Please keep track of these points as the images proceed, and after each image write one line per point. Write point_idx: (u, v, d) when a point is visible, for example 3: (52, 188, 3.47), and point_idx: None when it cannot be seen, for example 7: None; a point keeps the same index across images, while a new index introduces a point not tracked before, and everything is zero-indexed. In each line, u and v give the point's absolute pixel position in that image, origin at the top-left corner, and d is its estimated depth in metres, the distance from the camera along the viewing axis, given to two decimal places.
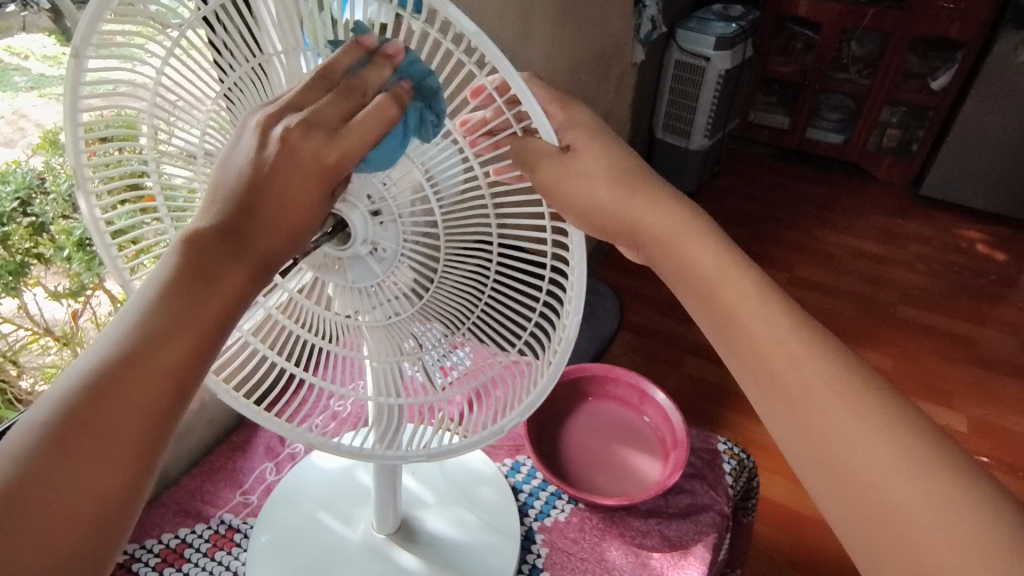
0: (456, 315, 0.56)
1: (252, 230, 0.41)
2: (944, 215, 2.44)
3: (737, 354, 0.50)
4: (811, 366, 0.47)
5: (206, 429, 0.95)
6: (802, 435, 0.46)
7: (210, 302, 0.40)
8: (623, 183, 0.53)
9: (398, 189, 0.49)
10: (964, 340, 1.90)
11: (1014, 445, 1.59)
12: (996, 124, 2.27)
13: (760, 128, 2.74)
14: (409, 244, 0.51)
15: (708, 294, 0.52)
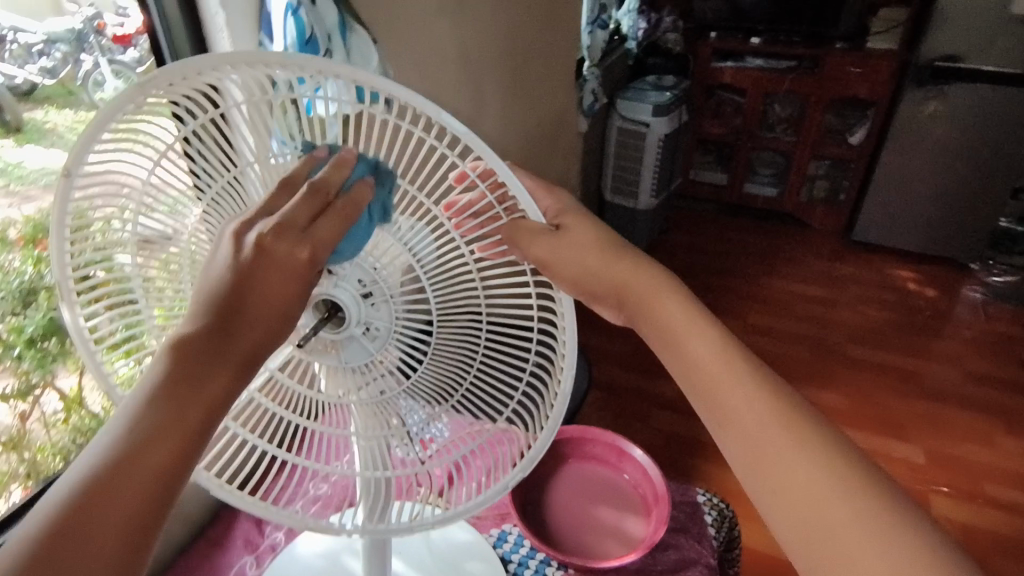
0: (445, 389, 0.58)
1: (241, 332, 0.42)
2: (877, 258, 2.61)
3: (704, 398, 0.54)
4: (771, 408, 0.51)
5: (179, 523, 0.92)
6: (766, 474, 0.49)
7: (204, 402, 0.40)
8: (609, 249, 0.58)
9: (388, 272, 0.52)
10: (911, 374, 2.00)
11: (969, 475, 1.66)
12: (911, 172, 2.48)
13: (701, 185, 2.91)
14: (400, 321, 0.54)
15: (676, 342, 0.56)
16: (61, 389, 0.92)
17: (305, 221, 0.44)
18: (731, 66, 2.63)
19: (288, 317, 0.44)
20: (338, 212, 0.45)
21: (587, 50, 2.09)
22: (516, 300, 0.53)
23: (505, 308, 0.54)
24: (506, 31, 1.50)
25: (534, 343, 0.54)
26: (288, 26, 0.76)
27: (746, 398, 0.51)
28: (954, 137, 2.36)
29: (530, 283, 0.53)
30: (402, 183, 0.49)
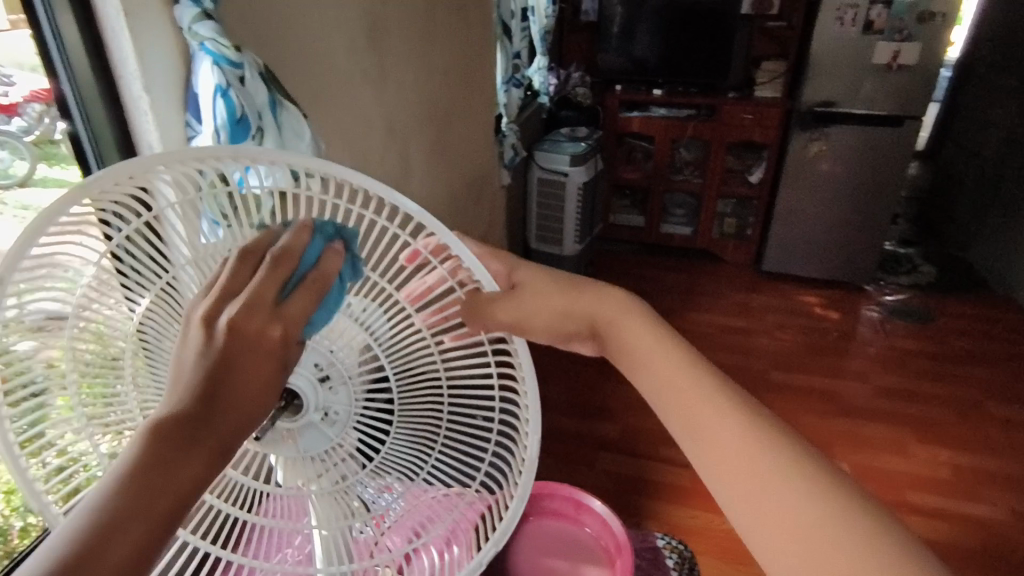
0: (409, 467, 0.57)
1: (220, 416, 0.39)
2: (786, 285, 2.80)
3: (662, 395, 0.53)
4: (723, 401, 0.50)
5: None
6: (721, 461, 0.47)
7: (177, 482, 0.37)
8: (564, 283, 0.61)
9: (345, 356, 0.53)
10: (828, 393, 2.13)
11: (891, 484, 1.77)
12: (807, 206, 2.70)
13: (621, 228, 3.04)
14: (359, 406, 0.55)
15: (632, 349, 0.57)
16: None
17: (273, 298, 0.42)
18: (637, 116, 2.80)
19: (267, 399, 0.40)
20: (308, 287, 0.44)
21: (505, 106, 2.17)
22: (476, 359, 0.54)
23: (466, 372, 0.55)
24: (428, 94, 1.54)
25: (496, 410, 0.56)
26: (217, 107, 0.74)
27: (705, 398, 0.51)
28: (839, 172, 2.61)
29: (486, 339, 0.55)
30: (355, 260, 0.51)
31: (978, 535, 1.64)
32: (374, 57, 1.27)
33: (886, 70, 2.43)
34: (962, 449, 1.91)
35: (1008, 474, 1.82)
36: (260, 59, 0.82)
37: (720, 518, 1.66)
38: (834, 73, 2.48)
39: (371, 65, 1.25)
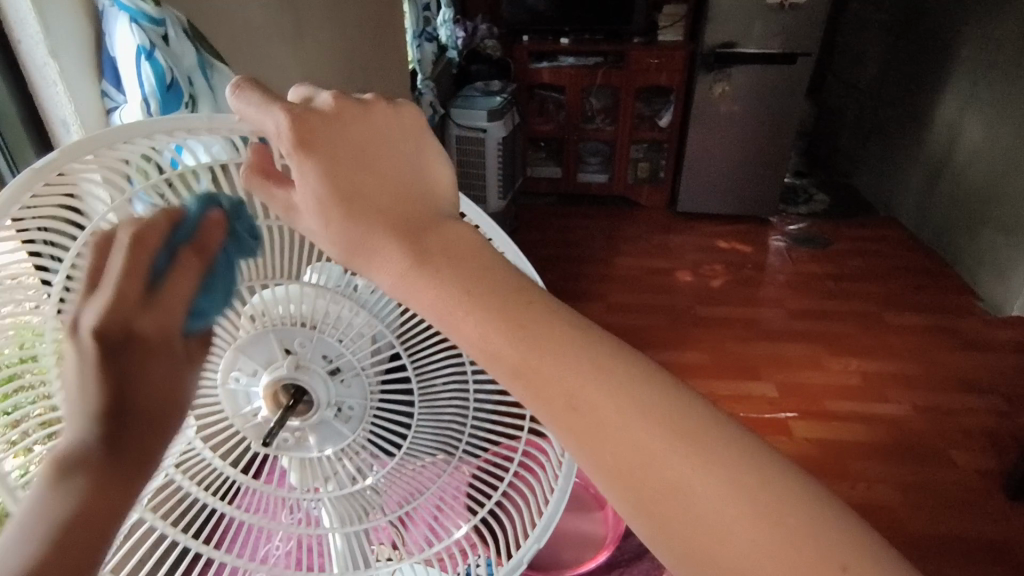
0: (445, 450, 0.58)
1: (132, 428, 0.40)
2: (700, 223, 2.93)
3: (510, 364, 0.37)
4: (591, 364, 0.36)
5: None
6: (606, 445, 0.35)
7: (114, 490, 0.39)
8: (358, 191, 0.40)
9: (356, 352, 0.54)
10: (749, 321, 2.28)
11: (813, 398, 1.92)
12: (714, 147, 2.82)
13: (540, 181, 3.06)
14: (373, 394, 0.56)
15: (456, 293, 0.38)
16: None
17: (144, 288, 0.41)
18: (547, 66, 2.79)
19: (179, 407, 0.43)
20: (193, 252, 0.43)
21: (418, 63, 2.10)
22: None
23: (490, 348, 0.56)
24: (343, 51, 1.43)
25: None
26: (143, 73, 0.65)
27: (563, 346, 0.36)
28: (739, 112, 2.74)
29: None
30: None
31: (890, 432, 1.83)
32: (289, 13, 1.16)
33: (778, 10, 2.53)
34: (868, 358, 2.11)
35: (906, 374, 2.04)
36: (181, 15, 0.73)
37: None
38: (732, 14, 2.55)
39: (286, 22, 1.15)
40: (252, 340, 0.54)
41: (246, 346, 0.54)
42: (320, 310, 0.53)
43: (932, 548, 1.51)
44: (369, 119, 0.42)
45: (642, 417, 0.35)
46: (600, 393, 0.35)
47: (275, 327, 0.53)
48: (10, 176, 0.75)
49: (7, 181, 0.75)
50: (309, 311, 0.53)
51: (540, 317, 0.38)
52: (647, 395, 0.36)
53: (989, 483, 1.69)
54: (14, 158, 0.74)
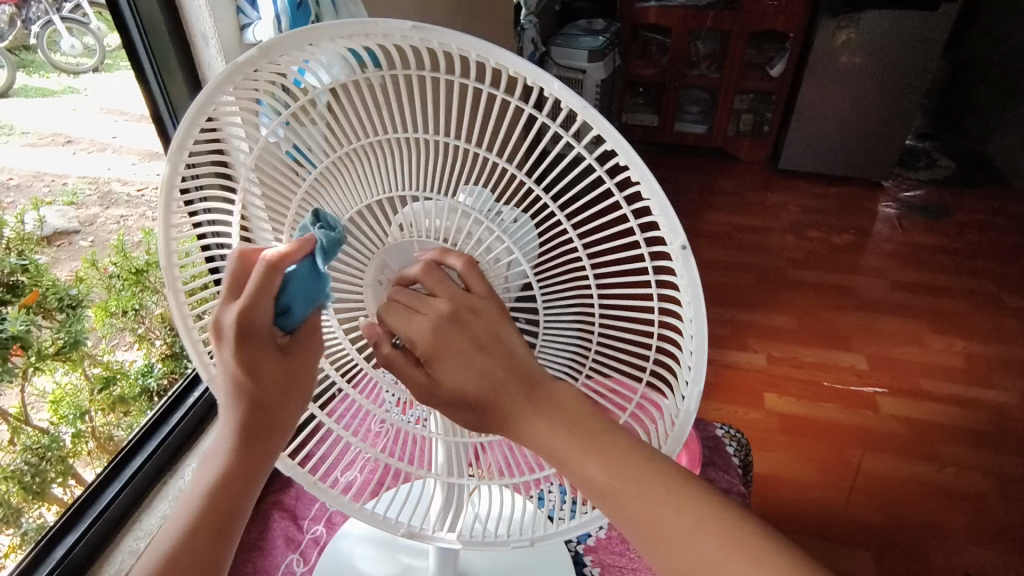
0: (571, 369, 0.58)
1: (273, 403, 0.47)
2: (802, 183, 2.77)
3: (586, 482, 0.43)
4: (649, 481, 0.43)
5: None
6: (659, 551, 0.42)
7: (246, 472, 0.48)
8: (476, 383, 0.44)
9: (492, 271, 0.52)
10: (846, 289, 2.16)
11: (908, 376, 1.82)
12: (830, 101, 2.62)
13: (635, 128, 2.97)
14: (509, 301, 0.55)
15: (547, 411, 0.44)
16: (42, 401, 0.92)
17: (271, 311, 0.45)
18: (655, 6, 2.66)
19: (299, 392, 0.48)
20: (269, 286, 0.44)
21: None
22: (630, 271, 0.50)
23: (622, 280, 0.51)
24: None
25: (654, 338, 0.53)
26: None
27: (633, 479, 0.42)
28: (864, 64, 2.51)
29: (639, 238, 0.48)
30: (488, 157, 0.47)
31: (990, 419, 1.71)
32: None
33: None
34: (975, 339, 1.97)
35: (1016, 361, 1.89)
36: None
37: (744, 410, 1.69)
38: None
39: None
40: (396, 246, 0.53)
41: (388, 250, 0.53)
42: (460, 228, 0.51)
43: (1020, 541, 1.42)
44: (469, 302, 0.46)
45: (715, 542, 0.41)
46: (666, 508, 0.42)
47: (419, 240, 0.52)
48: (161, 95, 0.83)
49: (157, 96, 0.83)
50: (448, 229, 0.51)
51: (617, 443, 0.44)
52: (705, 512, 0.42)
53: None
54: (162, 73, 0.81)
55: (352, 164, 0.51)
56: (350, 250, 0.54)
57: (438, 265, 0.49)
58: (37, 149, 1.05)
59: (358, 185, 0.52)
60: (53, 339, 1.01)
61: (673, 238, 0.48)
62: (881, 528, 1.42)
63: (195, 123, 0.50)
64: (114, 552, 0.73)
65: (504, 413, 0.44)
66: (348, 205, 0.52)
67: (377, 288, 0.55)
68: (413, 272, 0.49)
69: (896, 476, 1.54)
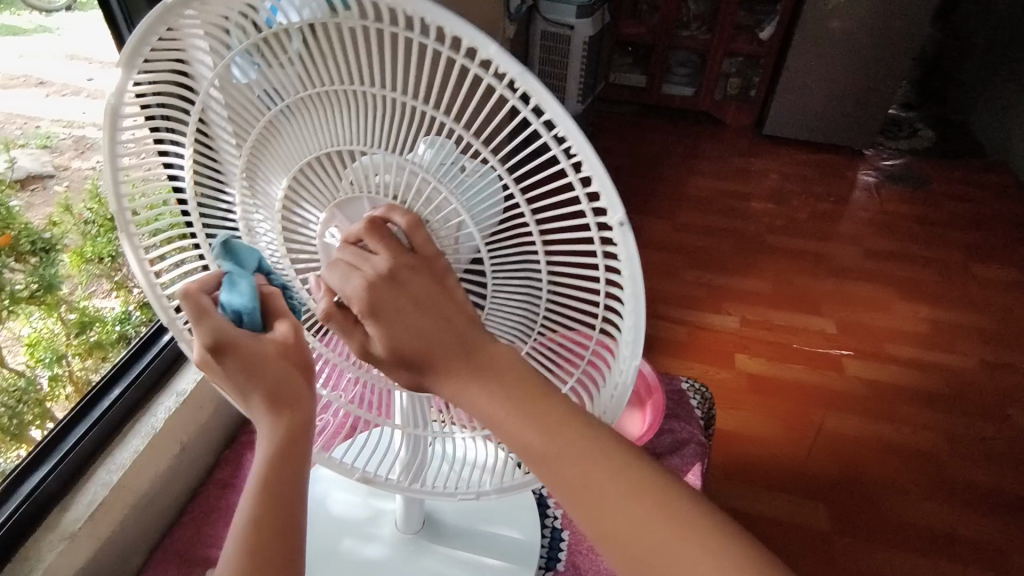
0: (521, 331, 0.58)
1: (290, 393, 0.52)
2: (785, 149, 2.78)
3: (523, 441, 0.45)
4: (583, 440, 0.45)
5: (161, 454, 0.81)
6: (584, 506, 0.44)
7: (296, 450, 0.52)
8: (412, 339, 0.46)
9: (441, 231, 0.51)
10: (820, 255, 2.20)
11: (874, 341, 1.88)
12: (817, 68, 2.62)
13: (621, 88, 2.95)
14: (459, 265, 0.54)
15: (484, 372, 0.46)
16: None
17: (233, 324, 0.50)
18: None
19: (304, 373, 0.53)
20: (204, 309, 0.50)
21: None
22: (574, 235, 0.50)
23: (564, 241, 0.51)
24: None
25: (602, 300, 0.54)
26: None
27: (565, 446, 0.44)
28: (852, 31, 2.51)
29: (584, 211, 0.48)
30: (439, 115, 0.46)
31: (948, 382, 1.78)
32: None
33: None
34: (940, 306, 2.03)
35: (978, 328, 1.96)
36: None
37: (714, 369, 1.74)
38: None
39: None
40: (348, 200, 0.52)
41: (341, 205, 0.53)
42: (410, 185, 0.50)
43: (966, 495, 1.50)
44: (415, 268, 0.47)
45: (641, 502, 0.43)
46: (598, 468, 0.44)
47: (367, 195, 0.51)
48: (126, 25, 0.84)
49: (123, 28, 0.84)
50: (400, 185, 0.50)
51: (555, 405, 0.46)
52: (637, 470, 0.44)
53: None
54: (129, 12, 0.82)
55: (310, 109, 0.50)
56: (303, 197, 0.54)
57: (385, 223, 0.48)
58: (9, 91, 1.02)
59: (311, 132, 0.51)
60: (26, 283, 1.01)
61: (613, 212, 0.48)
62: (836, 482, 1.49)
63: (151, 34, 0.50)
64: (87, 484, 0.74)
65: (443, 374, 0.47)
66: (299, 156, 0.52)
67: (327, 241, 0.55)
68: (358, 230, 0.49)
69: (855, 434, 1.61)
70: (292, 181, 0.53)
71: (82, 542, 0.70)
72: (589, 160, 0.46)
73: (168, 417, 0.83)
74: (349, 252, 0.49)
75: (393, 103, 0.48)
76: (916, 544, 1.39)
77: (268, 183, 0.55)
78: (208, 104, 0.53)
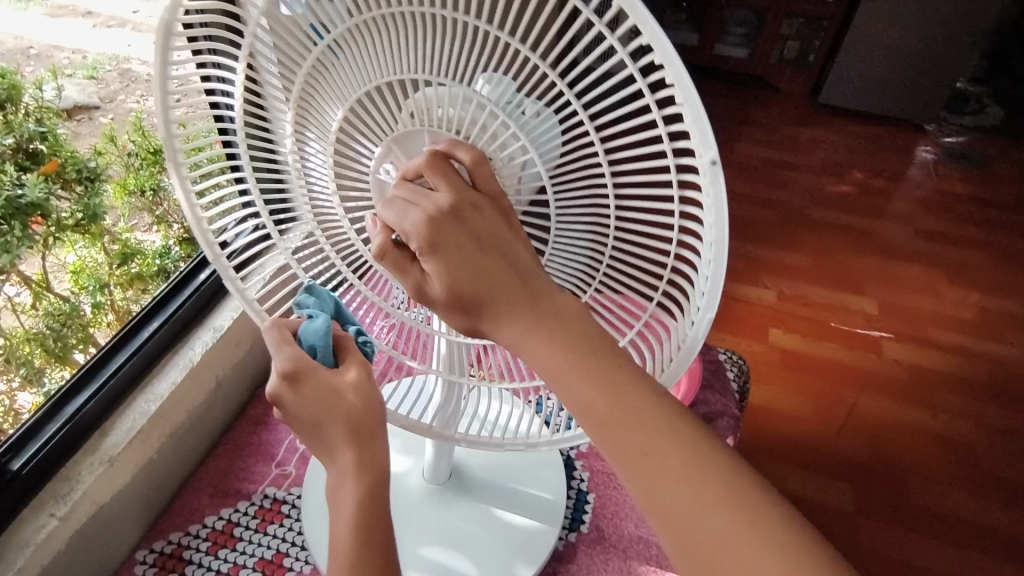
0: (580, 283, 0.56)
1: (364, 420, 0.50)
2: (841, 119, 2.65)
3: (586, 407, 0.42)
4: (650, 409, 0.41)
5: (196, 388, 0.83)
6: (645, 483, 0.40)
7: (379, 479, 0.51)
8: (473, 281, 0.44)
9: (505, 168, 0.48)
10: (868, 233, 2.11)
11: (918, 325, 1.82)
12: (884, 34, 2.47)
13: (672, 46, 2.83)
14: (521, 205, 0.51)
15: (551, 325, 0.44)
16: (40, 258, 0.96)
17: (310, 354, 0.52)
18: None
19: (375, 406, 0.51)
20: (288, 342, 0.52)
21: None
22: (652, 180, 0.46)
23: (637, 188, 0.48)
24: None
25: (671, 259, 0.50)
26: None
27: (638, 409, 0.42)
28: None
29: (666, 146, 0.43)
30: (511, 41, 0.42)
31: (992, 372, 1.72)
32: None
33: None
34: (991, 294, 1.95)
35: None
36: None
37: (747, 343, 1.71)
38: None
39: None
40: (406, 134, 0.49)
41: (398, 138, 0.50)
42: (475, 119, 0.47)
43: (999, 488, 1.46)
44: (478, 208, 0.45)
45: (703, 482, 0.39)
46: (666, 440, 0.41)
47: (428, 128, 0.48)
48: None
49: None
50: (465, 119, 0.47)
51: (621, 369, 0.43)
52: (703, 444, 0.41)
53: None
54: None
55: (370, 36, 0.46)
56: (359, 130, 0.51)
57: (447, 158, 0.46)
58: (57, 20, 1.03)
59: (370, 59, 0.47)
60: (72, 210, 1.00)
61: (702, 150, 0.42)
62: (865, 464, 1.46)
63: None
64: (127, 411, 0.76)
65: (509, 327, 0.44)
66: (356, 86, 0.49)
67: (382, 177, 0.53)
68: (417, 166, 0.46)
69: (889, 418, 1.57)
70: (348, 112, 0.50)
71: (120, 467, 0.72)
72: (682, 93, 0.41)
73: (205, 352, 0.84)
74: (404, 185, 0.47)
75: (461, 28, 0.44)
76: (943, 533, 1.36)
77: (320, 119, 0.52)
78: (254, 45, 0.49)
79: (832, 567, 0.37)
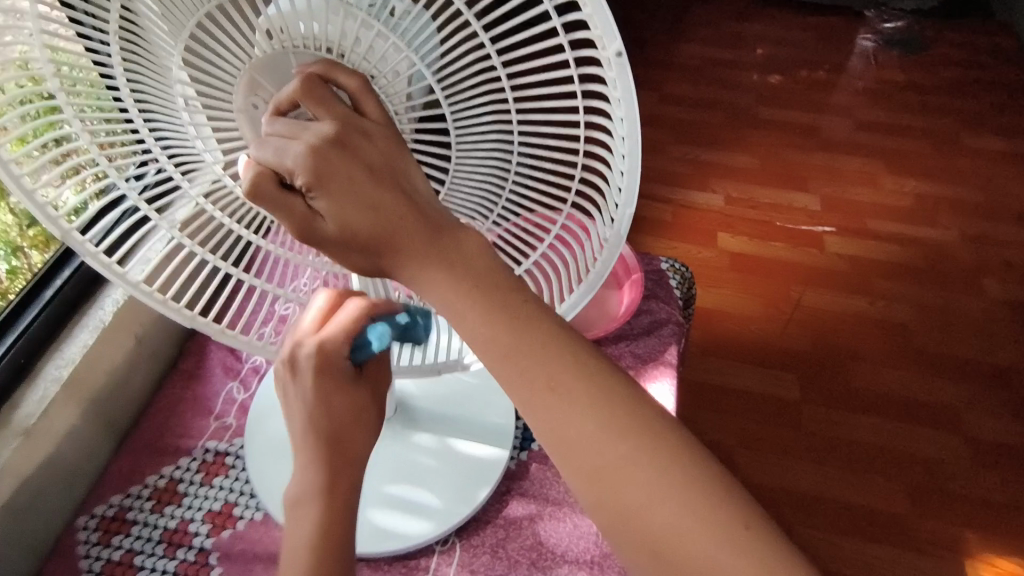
0: (481, 208, 0.51)
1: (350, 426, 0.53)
2: (783, 12, 2.59)
3: (488, 350, 0.40)
4: (551, 346, 0.40)
5: (114, 347, 0.78)
6: (555, 423, 0.39)
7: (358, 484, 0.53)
8: (371, 218, 0.38)
9: (389, 85, 0.42)
10: (811, 129, 2.11)
11: (858, 216, 1.85)
12: None
13: None
14: (407, 132, 0.45)
15: (449, 260, 0.40)
16: None
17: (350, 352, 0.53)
18: None
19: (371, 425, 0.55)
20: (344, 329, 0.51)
21: None
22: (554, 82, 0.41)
23: (540, 92, 0.43)
24: None
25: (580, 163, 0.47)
26: None
27: (547, 359, 0.39)
28: None
29: (565, 46, 0.38)
30: None
31: (927, 255, 1.78)
32: None
33: None
34: (928, 180, 1.99)
35: (964, 201, 1.93)
36: None
37: (696, 249, 1.72)
38: None
39: None
40: (269, 61, 0.40)
41: (259, 67, 0.40)
42: (344, 32, 0.39)
43: (933, 364, 1.54)
44: (366, 134, 0.39)
45: (602, 413, 0.39)
46: (573, 376, 0.39)
47: (294, 50, 0.40)
48: None
49: None
50: (333, 35, 0.39)
51: (522, 304, 0.40)
52: (599, 376, 0.40)
53: (1012, 314, 1.66)
54: None
55: None
56: (209, 61, 0.41)
57: (324, 82, 0.39)
58: None
59: None
60: None
61: (606, 43, 0.38)
62: (809, 355, 1.52)
63: None
64: (36, 380, 0.72)
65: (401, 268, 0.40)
66: (192, 8, 0.38)
67: (253, 115, 0.42)
68: (289, 95, 0.39)
69: (832, 310, 1.62)
70: (189, 40, 0.39)
71: (36, 439, 0.69)
72: None
73: (117, 311, 0.79)
74: (280, 114, 0.39)
75: None
76: (881, 411, 1.44)
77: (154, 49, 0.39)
78: None
79: (715, 483, 0.39)
